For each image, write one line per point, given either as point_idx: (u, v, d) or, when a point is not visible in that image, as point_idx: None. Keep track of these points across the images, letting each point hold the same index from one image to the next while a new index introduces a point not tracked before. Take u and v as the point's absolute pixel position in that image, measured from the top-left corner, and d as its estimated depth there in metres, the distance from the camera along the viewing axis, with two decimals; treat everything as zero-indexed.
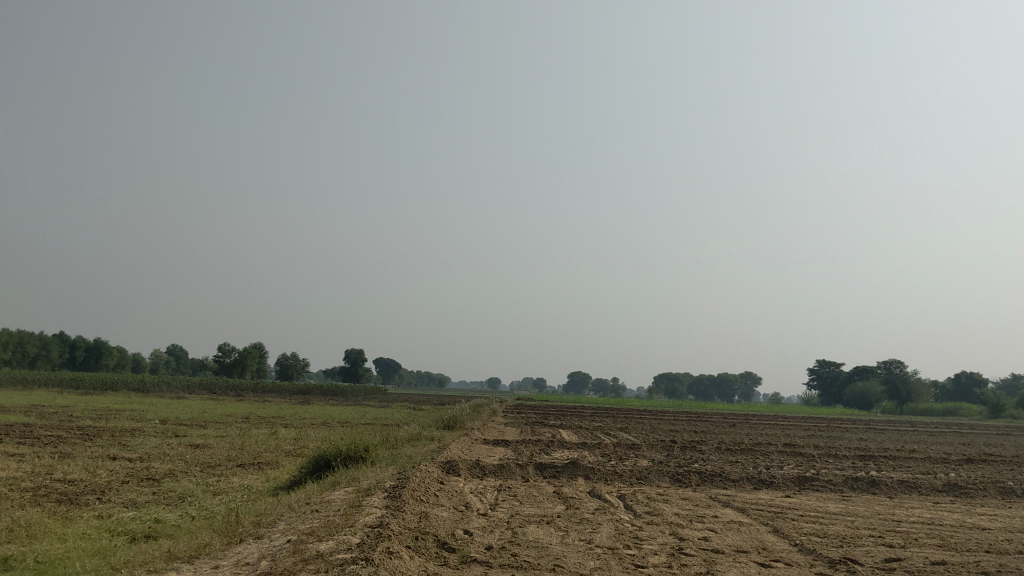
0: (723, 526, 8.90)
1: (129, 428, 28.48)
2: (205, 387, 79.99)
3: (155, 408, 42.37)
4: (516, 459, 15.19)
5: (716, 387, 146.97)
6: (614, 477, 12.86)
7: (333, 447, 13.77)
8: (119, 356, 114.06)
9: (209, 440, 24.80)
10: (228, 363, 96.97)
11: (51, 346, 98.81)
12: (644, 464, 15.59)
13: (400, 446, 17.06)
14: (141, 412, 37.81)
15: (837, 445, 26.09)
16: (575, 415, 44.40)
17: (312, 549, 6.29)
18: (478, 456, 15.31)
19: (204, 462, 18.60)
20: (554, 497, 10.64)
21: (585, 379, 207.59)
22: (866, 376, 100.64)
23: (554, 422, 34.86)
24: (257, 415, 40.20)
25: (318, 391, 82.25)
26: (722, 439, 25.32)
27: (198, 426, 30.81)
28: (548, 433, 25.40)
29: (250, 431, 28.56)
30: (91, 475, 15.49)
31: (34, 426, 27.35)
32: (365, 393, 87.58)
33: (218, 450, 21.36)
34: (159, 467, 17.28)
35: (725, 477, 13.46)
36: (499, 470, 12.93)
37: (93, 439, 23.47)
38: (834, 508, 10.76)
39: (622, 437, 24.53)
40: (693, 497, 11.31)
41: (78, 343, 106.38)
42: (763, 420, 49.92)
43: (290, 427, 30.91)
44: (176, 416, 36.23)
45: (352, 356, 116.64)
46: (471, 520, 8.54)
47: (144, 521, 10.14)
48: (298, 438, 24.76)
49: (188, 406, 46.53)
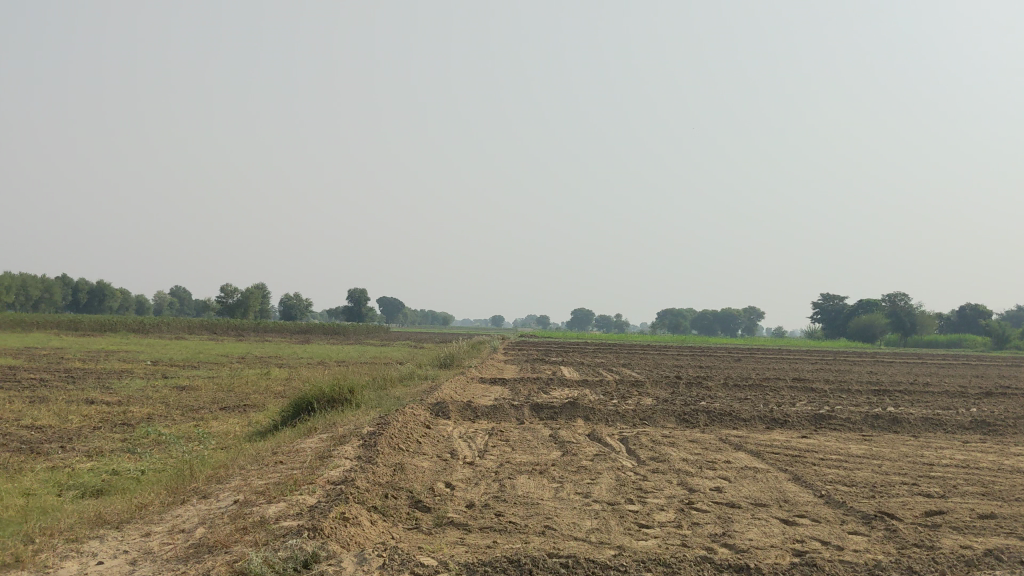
0: (738, 474, 7.92)
1: (118, 370, 27.69)
2: (207, 328, 79.43)
3: (150, 349, 41.60)
4: (514, 399, 14.24)
5: (719, 322, 146.66)
6: (617, 419, 11.88)
7: (315, 389, 12.83)
8: (122, 298, 113.36)
9: (198, 381, 23.89)
10: (231, 304, 96.38)
11: (53, 288, 98.16)
12: (648, 402, 14.66)
13: (391, 386, 16.16)
14: (134, 354, 37.02)
15: (847, 379, 25.13)
16: (579, 352, 43.68)
17: (256, 513, 5.32)
18: (472, 397, 14.37)
19: (187, 405, 17.70)
20: (550, 442, 9.64)
21: (589, 315, 207.19)
22: (871, 308, 100.06)
23: (555, 358, 34.04)
24: (254, 356, 39.41)
25: (320, 331, 81.68)
26: (728, 374, 24.41)
27: (191, 368, 29.94)
28: (549, 370, 24.49)
29: (242, 371, 27.71)
30: (61, 420, 14.56)
31: (21, 369, 26.60)
32: (366, 332, 87.08)
33: (205, 393, 20.48)
34: (137, 411, 16.35)
35: (735, 417, 12.46)
36: (491, 412, 11.95)
37: (76, 382, 22.59)
38: (856, 450, 9.78)
39: (625, 373, 23.75)
40: (702, 439, 10.38)
41: (81, 285, 105.66)
42: (770, 355, 49.40)
43: (285, 368, 30.07)
44: (171, 358, 35.41)
45: (355, 295, 116.00)
46: (455, 471, 7.57)
47: (99, 473, 9.21)
48: (291, 378, 23.93)
49: (187, 347, 45.75)
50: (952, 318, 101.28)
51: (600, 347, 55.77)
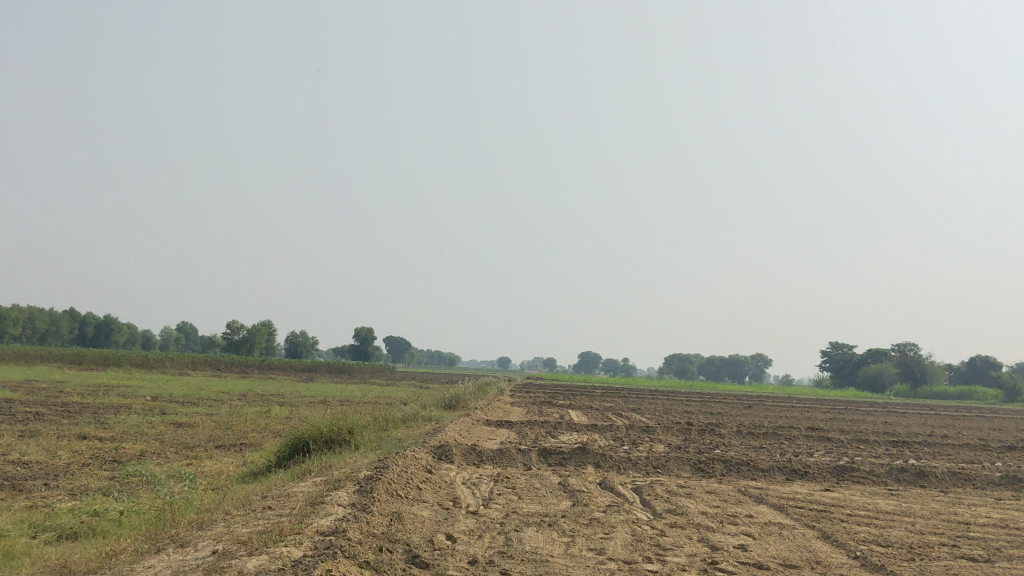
0: (761, 531, 7.34)
1: (116, 405, 27.12)
2: (211, 364, 78.90)
3: (151, 384, 40.94)
4: (520, 443, 13.69)
5: (727, 368, 145.58)
6: (628, 466, 11.32)
7: (313, 428, 12.29)
8: (129, 332, 113.02)
9: (196, 418, 23.33)
10: (237, 340, 95.93)
11: (60, 321, 97.94)
12: (660, 449, 14.10)
13: (392, 427, 15.59)
14: (135, 388, 36.53)
15: (863, 429, 24.47)
16: (586, 395, 43.03)
17: (234, 567, 4.78)
18: (477, 440, 13.81)
19: (183, 443, 17.12)
20: (559, 490, 9.06)
21: (595, 359, 206.01)
22: (880, 358, 99.08)
23: (562, 402, 33.42)
24: (257, 393, 38.81)
25: (325, 370, 81.00)
26: (740, 421, 23.76)
27: (190, 404, 29.36)
28: (556, 414, 23.92)
29: (242, 409, 27.13)
30: (48, 456, 13.99)
31: (16, 402, 26.04)
32: (371, 372, 86.47)
33: (202, 430, 19.88)
34: (129, 448, 15.80)
35: (753, 467, 11.89)
36: (497, 456, 11.39)
37: (72, 416, 22.06)
38: (885, 505, 9.19)
39: (635, 419, 23.14)
40: (719, 490, 9.80)
41: (88, 318, 105.42)
42: (779, 402, 48.62)
43: (286, 405, 29.43)
44: (170, 392, 34.81)
45: (361, 334, 115.54)
46: (456, 521, 7.02)
47: (79, 514, 8.63)
48: (292, 417, 23.33)
49: (189, 382, 45.22)
50: (962, 370, 100.22)
51: (607, 391, 55.03)
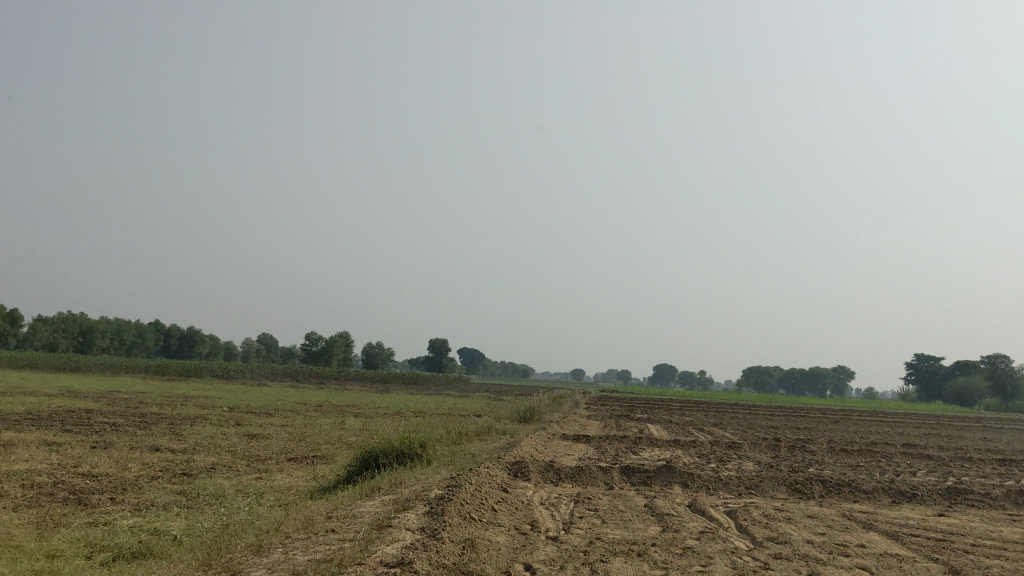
0: (879, 564, 6.50)
1: (194, 415, 27.15)
2: (289, 375, 79.68)
3: (230, 395, 41.20)
4: (600, 460, 12.96)
5: (808, 380, 141.89)
6: (719, 487, 10.52)
7: (383, 443, 11.77)
8: (211, 343, 115.13)
9: (270, 429, 23.11)
10: (316, 351, 96.90)
11: (146, 334, 100.30)
12: (751, 468, 13.21)
13: (466, 441, 14.98)
14: (213, 399, 36.73)
15: (963, 446, 23.06)
16: (665, 408, 41.99)
17: None
18: (555, 456, 13.13)
19: (254, 455, 16.80)
20: (647, 514, 8.30)
21: (671, 371, 203.17)
22: (969, 370, 95.27)
23: (641, 415, 32.50)
24: (332, 404, 38.72)
25: (400, 381, 81.20)
26: (830, 437, 22.57)
27: (266, 414, 29.29)
28: (635, 428, 23.12)
29: (316, 420, 26.89)
30: (119, 468, 13.75)
31: (97, 413, 26.24)
32: (446, 383, 86.38)
33: (275, 442, 19.62)
34: (201, 460, 15.52)
35: (855, 488, 10.96)
36: (576, 474, 10.69)
37: (148, 427, 22.02)
38: (1012, 534, 8.23)
39: (719, 434, 22.16)
40: (821, 513, 8.96)
41: (173, 330, 107.73)
42: (866, 416, 46.76)
43: (360, 417, 29.13)
44: (248, 403, 34.91)
45: (435, 345, 115.78)
46: (537, 550, 6.35)
47: (139, 533, 8.21)
48: (366, 428, 22.98)
49: (268, 393, 45.51)
50: None
51: (685, 404, 53.75)
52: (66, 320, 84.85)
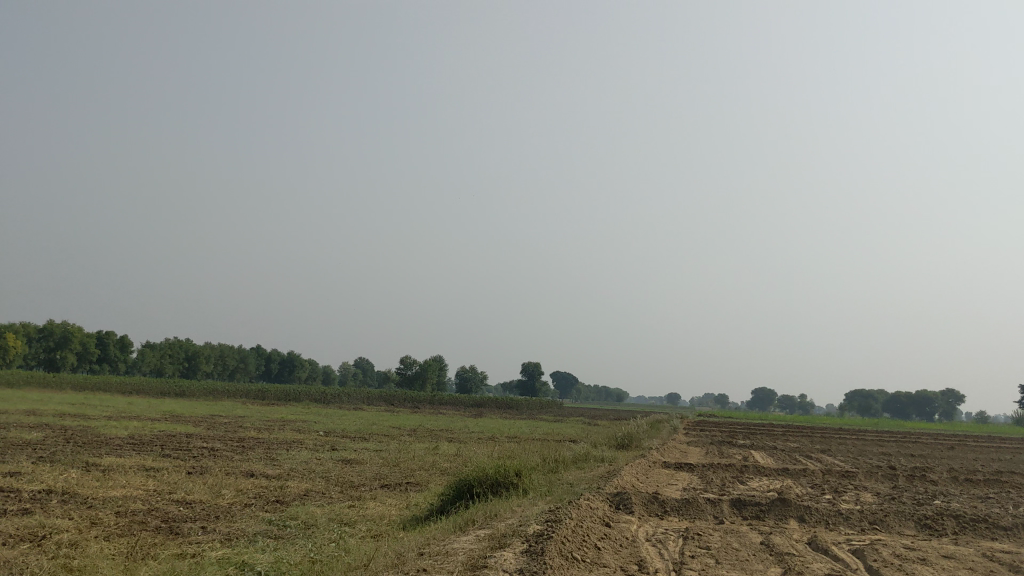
0: None
1: (290, 440, 27.24)
2: (385, 399, 80.31)
3: (327, 419, 41.48)
4: (706, 490, 12.19)
5: (914, 404, 136.55)
6: (840, 522, 9.70)
7: (477, 471, 11.29)
8: (311, 367, 117.24)
9: (365, 455, 22.91)
10: (411, 376, 97.61)
11: (249, 359, 102.70)
12: (870, 500, 12.28)
13: (563, 468, 14.41)
14: (310, 424, 37.02)
15: None
16: (767, 434, 40.57)
17: None
18: (656, 485, 12.43)
19: (347, 482, 16.54)
20: (765, 554, 7.59)
21: (771, 396, 198.21)
22: None
23: (743, 441, 31.27)
24: (427, 428, 38.58)
25: (494, 405, 81.00)
26: (950, 466, 21.15)
27: (361, 439, 29.21)
28: (738, 455, 22.14)
29: (411, 445, 26.68)
30: (213, 495, 13.60)
31: (197, 437, 26.55)
32: (540, 408, 85.83)
33: (369, 467, 19.39)
34: (295, 487, 15.29)
35: (993, 523, 9.96)
36: (683, 507, 10.00)
37: (246, 451, 22.08)
38: None
39: (829, 461, 21.02)
40: (959, 554, 8.10)
41: (273, 355, 110.06)
42: (983, 442, 44.32)
43: (454, 442, 28.80)
44: (344, 427, 34.98)
45: (529, 368, 115.48)
46: None
47: (225, 567, 7.90)
48: (459, 454, 22.59)
49: (365, 417, 45.75)
50: None
51: (788, 430, 51.99)
52: (172, 346, 87.46)
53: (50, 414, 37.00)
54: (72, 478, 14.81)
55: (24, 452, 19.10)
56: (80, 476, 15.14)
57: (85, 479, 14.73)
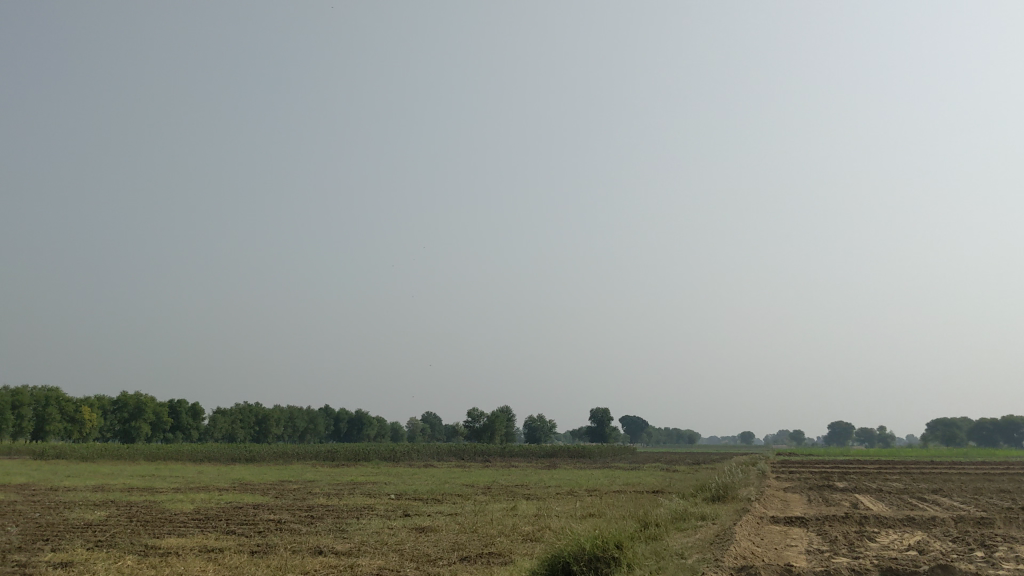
0: None
1: (360, 506, 25.94)
2: (455, 454, 78.80)
3: (397, 480, 40.16)
4: (832, 555, 10.47)
5: (1000, 431, 130.77)
6: None
7: (575, 547, 9.89)
8: (379, 424, 116.33)
9: (439, 520, 21.41)
10: (479, 428, 96.09)
11: (317, 420, 102.17)
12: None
13: (663, 532, 12.84)
14: (380, 486, 35.67)
15: None
16: (860, 474, 38.08)
17: None
18: (773, 550, 10.83)
19: (424, 555, 15.19)
20: None
21: (848, 430, 192.50)
22: None
23: (840, 485, 28.99)
24: (500, 485, 36.98)
25: (566, 454, 79.13)
26: None
27: (432, 501, 27.81)
28: (845, 503, 20.20)
29: (487, 506, 25.17)
30: None
31: (263, 508, 25.44)
32: (614, 454, 83.59)
33: (446, 536, 17.95)
34: (365, 566, 13.88)
35: None
36: None
37: (315, 523, 20.86)
38: None
39: (950, 505, 18.95)
40: None
41: (341, 414, 109.40)
42: None
43: (529, 500, 27.17)
44: (415, 489, 33.67)
45: (598, 415, 113.24)
46: None
47: None
48: (539, 516, 21.00)
49: (435, 476, 44.31)
50: None
51: (879, 466, 49.24)
52: (241, 412, 87.24)
53: (119, 489, 36.09)
54: (126, 567, 13.61)
55: (82, 536, 18.02)
56: (136, 564, 13.94)
57: (139, 568, 13.48)
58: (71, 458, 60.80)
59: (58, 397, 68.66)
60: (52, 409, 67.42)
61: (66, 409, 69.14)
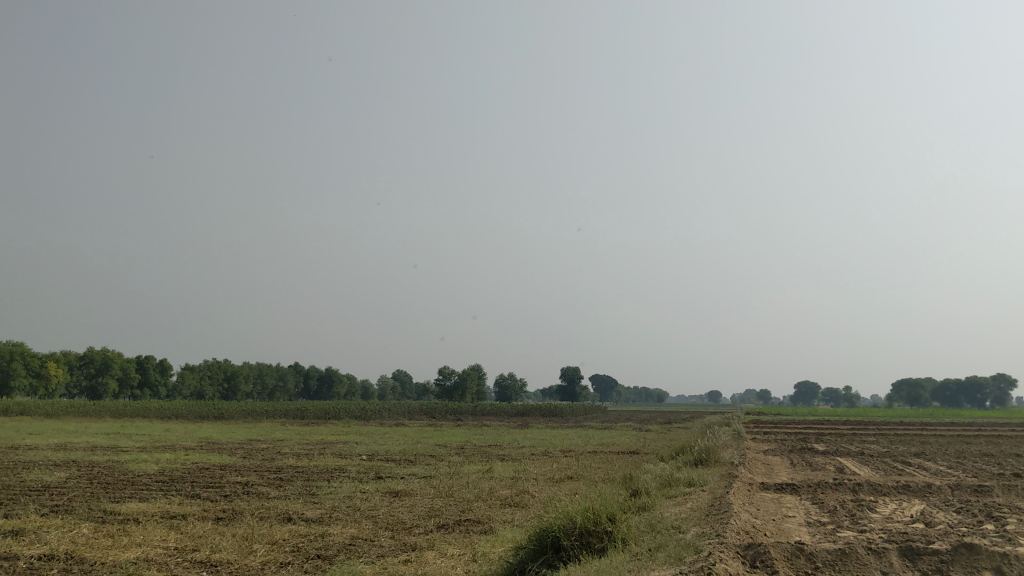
0: None
1: (330, 468, 25.18)
2: (426, 413, 78.25)
3: (369, 440, 39.45)
4: (834, 531, 9.76)
5: (963, 391, 132.18)
6: None
7: (565, 521, 9.18)
8: (348, 383, 115.43)
9: (413, 483, 20.76)
10: (449, 386, 95.52)
11: (286, 377, 101.17)
12: None
13: (652, 501, 12.18)
14: (350, 446, 34.93)
15: None
16: (836, 436, 37.82)
17: None
18: (772, 523, 10.12)
19: (398, 522, 14.46)
20: None
21: (814, 390, 194.22)
22: None
23: (820, 447, 28.49)
24: (473, 445, 36.41)
25: (537, 414, 78.80)
26: None
27: (405, 462, 27.17)
28: (829, 467, 19.66)
29: (461, 468, 24.52)
30: (241, 554, 11.47)
31: (229, 470, 24.62)
32: (585, 413, 83.40)
33: (420, 501, 17.23)
34: (336, 535, 13.11)
35: None
36: (839, 559, 7.72)
37: (285, 486, 20.12)
38: None
39: (940, 470, 18.40)
40: None
41: (311, 371, 108.47)
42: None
43: (504, 462, 26.57)
44: (386, 449, 32.98)
45: (569, 374, 112.95)
46: None
47: None
48: (516, 479, 20.38)
49: (406, 436, 43.59)
50: None
51: (851, 427, 49.23)
52: (210, 368, 86.13)
53: (81, 448, 35.06)
54: (80, 536, 12.74)
55: (38, 500, 17.10)
56: (92, 533, 13.06)
57: (95, 538, 12.62)
58: (35, 415, 59.52)
59: (23, 352, 67.23)
60: (16, 364, 65.92)
61: (32, 364, 67.80)
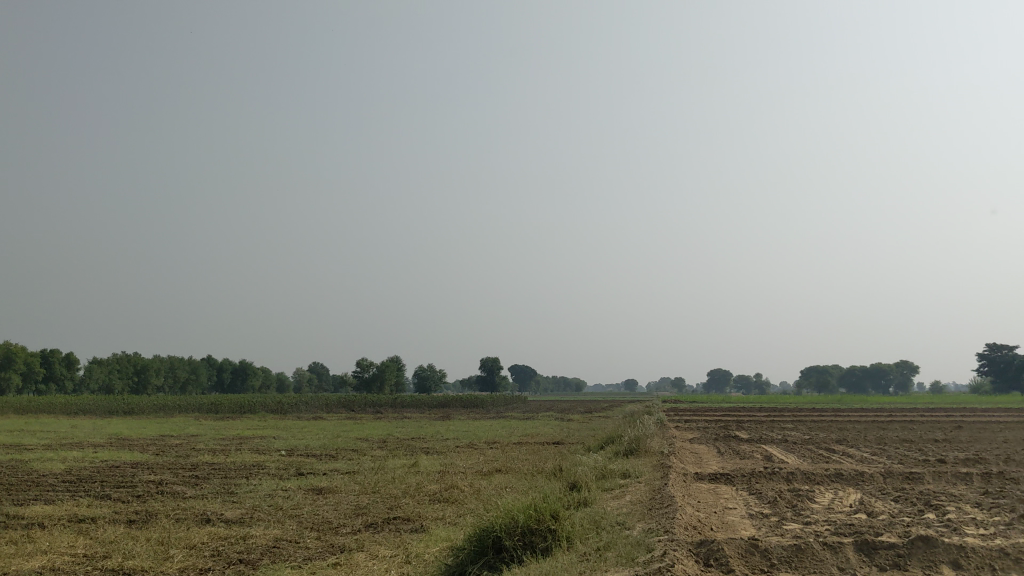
0: None
1: (248, 464, 24.28)
2: (345, 405, 77.03)
3: (288, 435, 38.40)
4: (780, 524, 9.51)
5: (868, 377, 136.34)
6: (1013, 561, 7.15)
7: (508, 521, 8.75)
8: (263, 376, 113.02)
9: (336, 480, 20.05)
10: (368, 378, 94.20)
11: (199, 370, 98.42)
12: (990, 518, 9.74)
13: (588, 495, 11.80)
14: (269, 441, 33.88)
15: None
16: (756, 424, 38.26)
17: None
18: (714, 517, 9.83)
19: (324, 521, 13.81)
20: None
21: (726, 378, 198.04)
22: None
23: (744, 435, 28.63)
24: (395, 438, 35.75)
25: (458, 405, 78.30)
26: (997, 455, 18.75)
27: (327, 457, 26.40)
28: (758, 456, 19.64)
29: (385, 463, 23.90)
30: (157, 560, 10.71)
31: (140, 468, 23.51)
32: (505, 404, 83.21)
33: (346, 499, 16.60)
34: (259, 537, 12.42)
35: None
36: (795, 556, 7.44)
37: (202, 485, 19.22)
38: None
39: (867, 457, 18.48)
40: None
41: (225, 364, 105.85)
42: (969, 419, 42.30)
43: (429, 456, 26.01)
44: (306, 443, 32.09)
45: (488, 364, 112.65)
46: None
47: None
48: (444, 473, 19.86)
49: (326, 429, 42.64)
50: None
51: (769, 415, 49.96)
52: (119, 361, 83.24)
53: None
54: None
55: None
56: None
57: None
58: None
59: None
60: None
61: None
